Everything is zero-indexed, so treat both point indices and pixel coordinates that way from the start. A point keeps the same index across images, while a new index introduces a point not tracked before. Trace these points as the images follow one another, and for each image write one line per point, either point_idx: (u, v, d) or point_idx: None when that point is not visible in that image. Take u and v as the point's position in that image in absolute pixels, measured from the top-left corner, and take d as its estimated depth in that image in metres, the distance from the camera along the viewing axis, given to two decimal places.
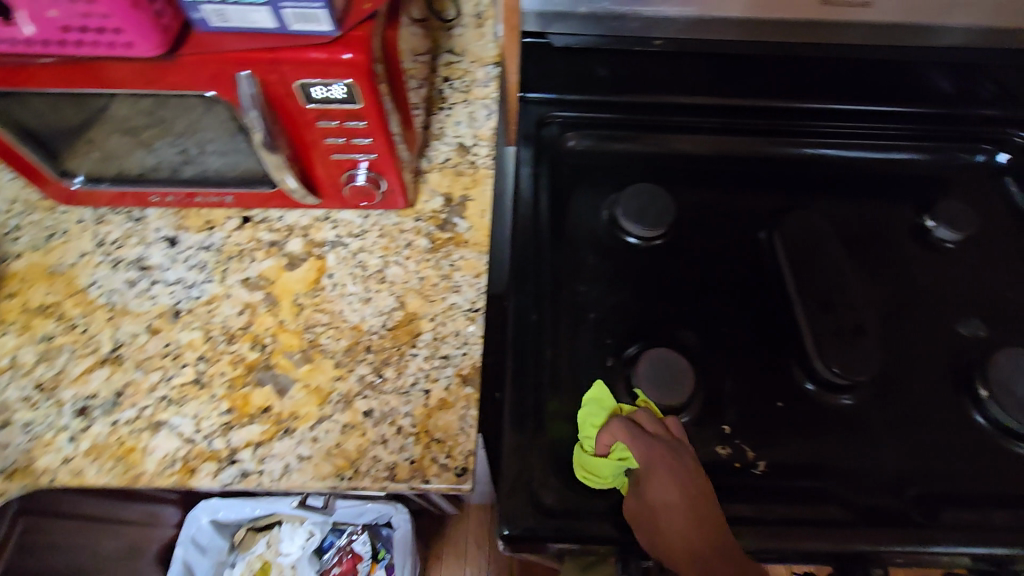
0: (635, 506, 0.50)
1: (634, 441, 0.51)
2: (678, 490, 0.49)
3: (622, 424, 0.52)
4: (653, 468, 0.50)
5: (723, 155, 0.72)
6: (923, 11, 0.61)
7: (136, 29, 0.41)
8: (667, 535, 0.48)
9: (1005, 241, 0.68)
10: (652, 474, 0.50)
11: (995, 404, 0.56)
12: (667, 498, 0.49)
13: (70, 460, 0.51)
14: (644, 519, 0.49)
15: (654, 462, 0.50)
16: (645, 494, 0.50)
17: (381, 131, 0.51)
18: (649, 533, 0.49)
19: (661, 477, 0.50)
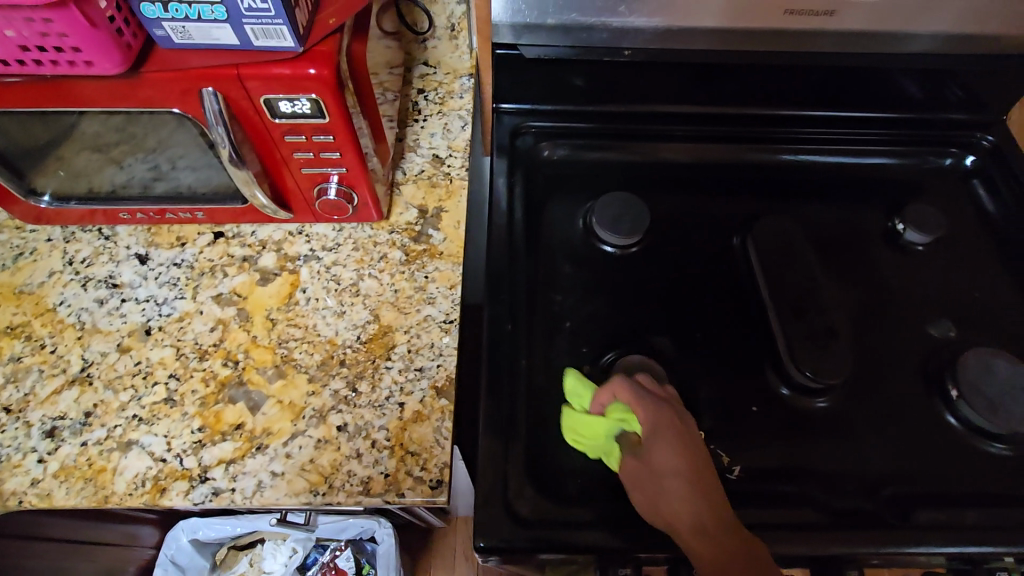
0: (635, 469, 0.50)
1: (638, 403, 0.52)
2: (682, 456, 0.48)
3: (629, 387, 0.53)
4: (658, 432, 0.50)
5: (696, 163, 0.73)
6: (895, 18, 0.61)
7: (95, 48, 0.41)
8: (664, 498, 0.47)
9: (973, 242, 0.69)
10: (655, 438, 0.50)
11: (966, 404, 0.56)
12: (669, 462, 0.48)
13: (38, 482, 0.50)
14: (642, 482, 0.49)
15: (659, 426, 0.50)
16: (647, 457, 0.50)
17: (350, 144, 0.51)
18: (646, 495, 0.48)
19: (664, 441, 0.49)
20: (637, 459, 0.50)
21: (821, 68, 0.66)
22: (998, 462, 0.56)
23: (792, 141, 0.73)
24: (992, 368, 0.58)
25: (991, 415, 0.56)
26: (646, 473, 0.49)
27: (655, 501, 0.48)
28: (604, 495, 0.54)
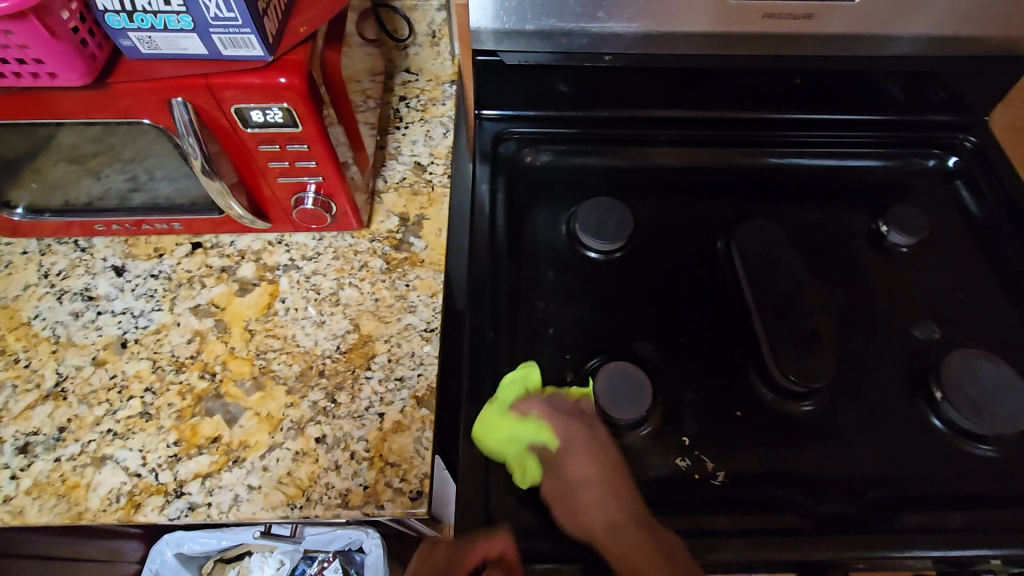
0: (553, 483, 0.52)
1: (552, 417, 0.53)
2: (594, 466, 0.51)
3: (541, 402, 0.54)
4: (571, 446, 0.52)
5: (679, 167, 0.73)
6: (876, 23, 0.61)
7: (58, 59, 0.40)
8: (584, 509, 0.50)
9: (957, 243, 0.69)
10: (570, 452, 0.52)
11: (950, 406, 0.56)
12: (584, 474, 0.51)
13: (10, 499, 0.49)
14: (561, 495, 0.51)
15: (570, 440, 0.52)
16: (563, 471, 0.52)
17: (324, 153, 0.50)
18: (568, 507, 0.51)
19: (578, 453, 0.52)
20: (553, 472, 0.52)
21: (802, 71, 0.66)
22: (984, 464, 0.56)
23: (777, 144, 0.73)
24: (975, 369, 0.58)
25: (975, 416, 0.55)
26: (564, 486, 0.51)
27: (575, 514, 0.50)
28: None
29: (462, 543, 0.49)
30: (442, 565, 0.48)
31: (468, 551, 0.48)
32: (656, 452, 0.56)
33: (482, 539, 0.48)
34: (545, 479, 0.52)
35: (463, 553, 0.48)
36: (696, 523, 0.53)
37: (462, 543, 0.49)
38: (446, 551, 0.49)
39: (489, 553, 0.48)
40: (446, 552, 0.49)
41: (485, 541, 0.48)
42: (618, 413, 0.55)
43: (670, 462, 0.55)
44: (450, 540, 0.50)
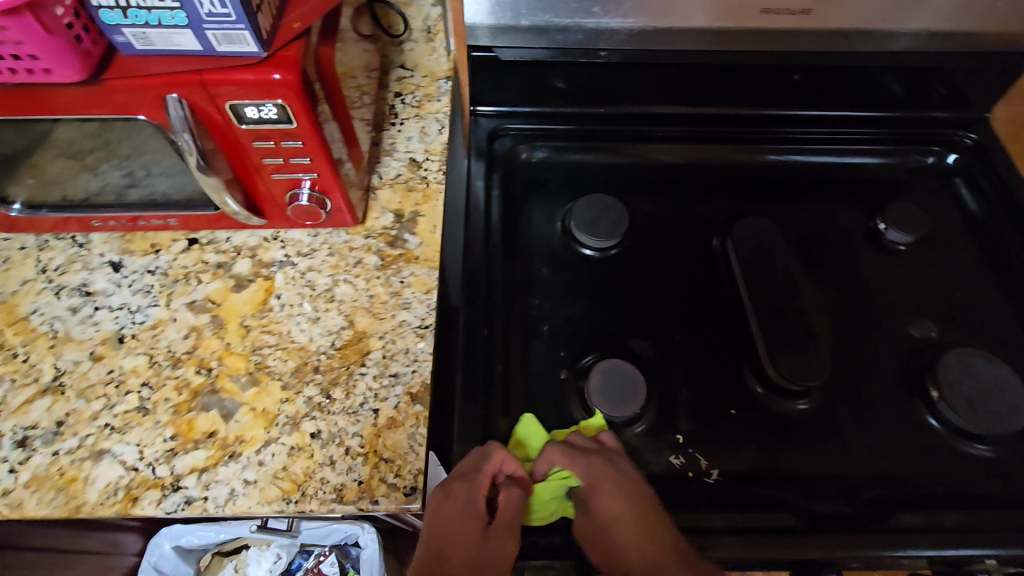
0: (588, 528, 0.50)
1: (573, 461, 0.50)
2: (625, 507, 0.48)
3: (561, 446, 0.51)
4: (598, 488, 0.49)
5: (676, 164, 0.73)
6: (875, 16, 0.60)
7: (53, 54, 0.41)
8: (621, 554, 0.47)
9: (956, 242, 0.68)
10: (598, 494, 0.49)
11: (946, 405, 0.56)
12: (615, 516, 0.48)
13: (9, 492, 0.49)
14: (597, 539, 0.49)
15: (597, 481, 0.49)
16: (595, 514, 0.49)
17: (319, 149, 0.50)
18: (606, 552, 0.48)
19: (608, 495, 0.49)
20: (586, 516, 0.50)
21: (801, 67, 0.65)
22: (978, 463, 0.56)
23: (776, 141, 0.73)
24: (973, 369, 0.57)
25: (971, 415, 0.55)
26: (597, 530, 0.49)
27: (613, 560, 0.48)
28: None
29: (470, 471, 0.49)
30: (466, 498, 0.47)
31: (481, 474, 0.49)
32: (650, 450, 0.56)
33: (486, 460, 0.49)
34: (580, 521, 0.50)
35: (478, 479, 0.48)
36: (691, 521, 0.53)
37: (470, 472, 0.49)
38: (462, 491, 0.47)
39: (497, 471, 0.50)
40: (462, 487, 0.48)
41: (490, 460, 0.49)
42: (614, 409, 0.55)
43: (664, 460, 0.56)
44: (453, 475, 0.49)
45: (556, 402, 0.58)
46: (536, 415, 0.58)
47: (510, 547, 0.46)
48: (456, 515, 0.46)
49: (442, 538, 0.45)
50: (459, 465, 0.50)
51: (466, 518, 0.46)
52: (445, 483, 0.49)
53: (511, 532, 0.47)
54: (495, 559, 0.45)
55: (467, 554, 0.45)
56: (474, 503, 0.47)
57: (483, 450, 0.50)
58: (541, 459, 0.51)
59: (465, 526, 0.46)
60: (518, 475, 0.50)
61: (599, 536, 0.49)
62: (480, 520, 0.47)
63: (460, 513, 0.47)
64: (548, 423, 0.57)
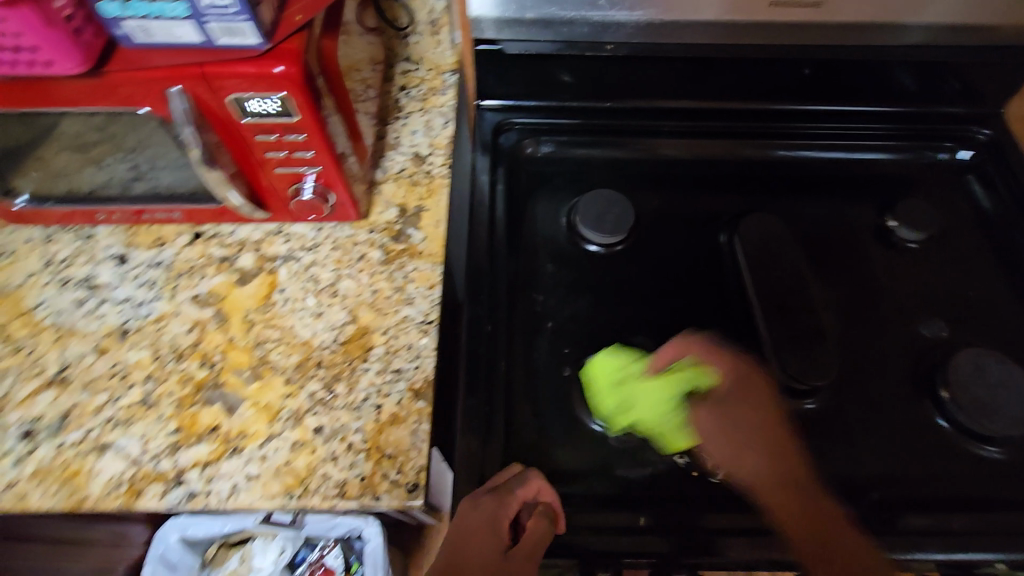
0: (710, 424, 0.52)
1: (707, 362, 0.53)
2: (761, 412, 0.51)
3: (708, 345, 0.54)
4: (739, 393, 0.52)
5: (684, 159, 0.72)
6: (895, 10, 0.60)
7: (53, 46, 0.40)
8: (743, 450, 0.50)
9: (968, 240, 0.67)
10: (735, 395, 0.52)
11: (955, 405, 0.55)
12: (745, 417, 0.51)
13: (14, 484, 0.50)
14: (721, 436, 0.51)
15: (733, 382, 0.52)
16: (725, 411, 0.52)
17: (321, 143, 0.50)
18: (722, 447, 0.51)
19: (740, 398, 0.52)
20: (712, 413, 0.52)
21: (811, 61, 0.64)
22: (988, 466, 0.55)
23: (786, 137, 0.71)
24: (983, 368, 0.56)
25: (981, 416, 0.55)
26: (723, 426, 0.51)
27: (735, 455, 0.50)
28: (582, 499, 0.54)
29: (504, 489, 0.49)
30: (493, 514, 0.47)
31: (513, 495, 0.48)
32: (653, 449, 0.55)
33: (521, 484, 0.49)
34: (698, 417, 0.52)
35: (510, 499, 0.48)
36: (695, 522, 0.53)
37: (503, 490, 0.49)
38: (490, 505, 0.47)
39: (530, 496, 0.49)
40: (492, 502, 0.48)
41: (525, 487, 0.49)
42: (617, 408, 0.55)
43: (667, 459, 0.55)
44: (485, 491, 0.49)
45: (559, 400, 0.58)
46: (540, 412, 0.57)
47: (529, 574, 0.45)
48: (480, 526, 0.46)
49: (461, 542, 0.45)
50: (494, 483, 0.50)
51: (487, 533, 0.46)
52: (477, 495, 0.49)
53: (532, 563, 0.45)
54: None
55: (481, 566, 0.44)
56: (500, 521, 0.47)
57: (520, 475, 0.50)
58: (663, 355, 0.54)
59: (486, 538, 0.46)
60: (550, 506, 0.50)
61: (728, 431, 0.51)
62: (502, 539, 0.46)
63: (484, 525, 0.46)
64: (551, 421, 0.57)
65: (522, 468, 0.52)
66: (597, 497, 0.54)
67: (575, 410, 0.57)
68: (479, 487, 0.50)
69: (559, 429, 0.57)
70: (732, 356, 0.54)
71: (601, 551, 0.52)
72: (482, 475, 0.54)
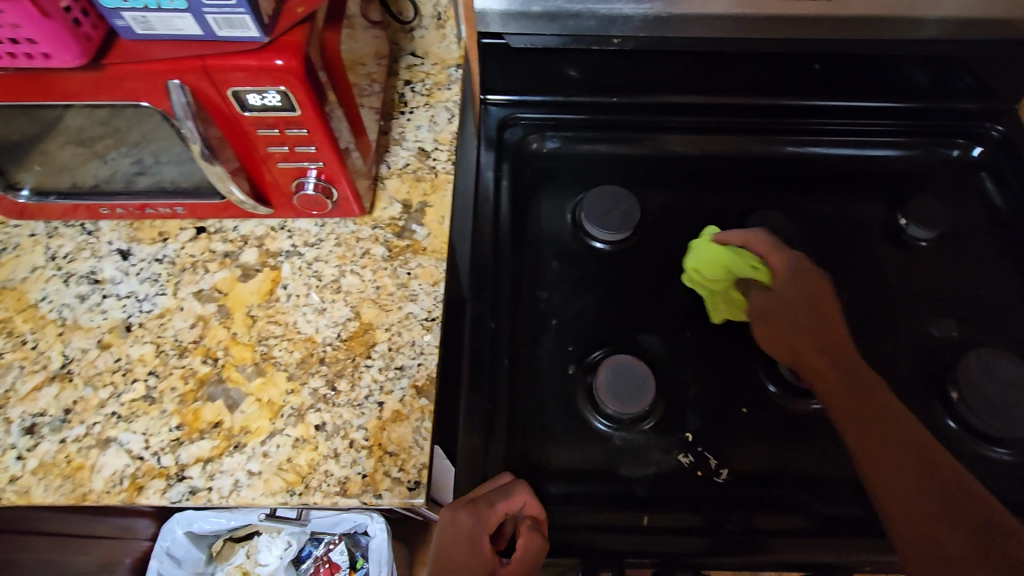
0: (766, 310, 0.56)
1: (770, 254, 0.57)
2: (818, 302, 0.55)
3: (767, 242, 0.57)
4: (818, 291, 0.55)
5: (691, 155, 0.71)
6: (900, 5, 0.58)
7: (51, 39, 0.40)
8: (797, 337, 0.54)
9: (980, 239, 0.66)
10: (790, 284, 0.55)
11: (966, 407, 0.54)
12: (799, 303, 0.54)
13: (17, 479, 0.50)
14: (774, 323, 0.55)
15: (803, 276, 0.55)
16: (781, 298, 0.55)
17: (324, 137, 0.50)
18: (774, 335, 0.55)
19: (811, 290, 0.55)
20: (768, 300, 0.56)
21: (821, 56, 0.63)
22: (999, 469, 0.54)
23: (794, 132, 0.70)
24: (994, 369, 0.55)
25: (992, 418, 0.53)
26: (778, 314, 0.55)
27: (790, 340, 0.54)
28: (585, 499, 0.53)
29: (482, 504, 0.48)
30: (472, 530, 0.47)
31: (493, 509, 0.48)
32: (657, 448, 0.55)
33: (502, 498, 0.48)
34: (755, 301, 0.57)
35: (489, 514, 0.47)
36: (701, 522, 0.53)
37: (482, 505, 0.48)
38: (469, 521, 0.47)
39: (513, 510, 0.49)
40: (470, 518, 0.47)
41: (505, 500, 0.48)
42: (620, 407, 0.54)
43: (672, 459, 0.55)
44: (464, 503, 0.49)
45: (564, 398, 0.57)
46: (544, 410, 0.57)
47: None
48: (461, 544, 0.46)
49: (442, 561, 0.46)
50: (475, 493, 0.50)
51: (468, 552, 0.46)
52: (456, 508, 0.48)
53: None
54: None
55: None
56: (480, 539, 0.47)
57: (503, 487, 0.49)
58: (771, 249, 0.57)
59: (467, 557, 0.46)
60: (535, 519, 0.49)
61: (780, 320, 0.55)
62: (484, 557, 0.46)
63: (465, 541, 0.47)
64: (555, 419, 0.57)
65: (507, 479, 0.51)
66: (600, 497, 0.54)
67: (579, 408, 0.57)
68: (461, 498, 0.50)
69: (563, 428, 0.56)
70: (801, 256, 0.57)
71: (605, 550, 0.52)
72: (484, 473, 0.54)
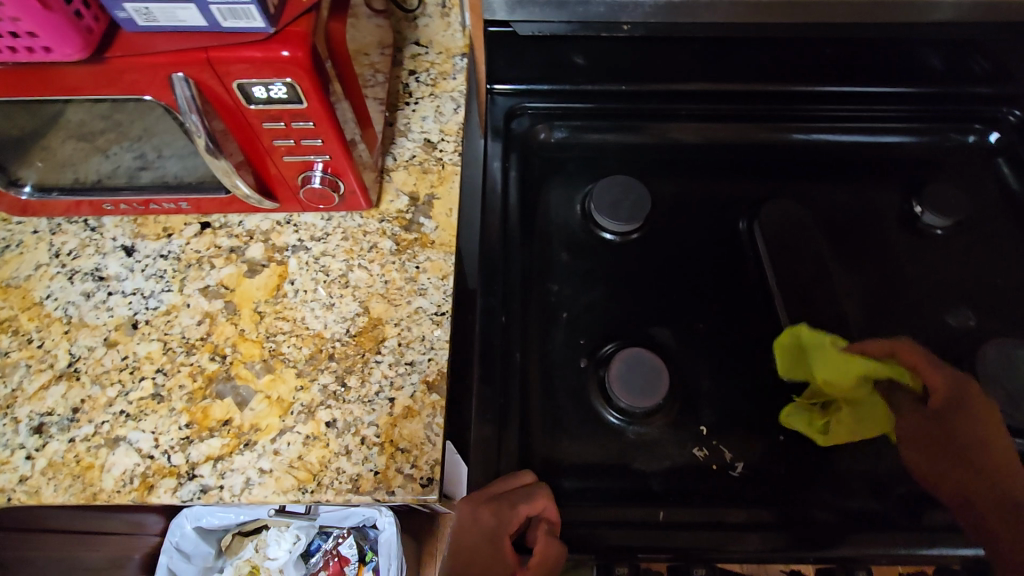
0: (920, 435, 0.50)
1: (926, 370, 0.50)
2: (981, 426, 0.49)
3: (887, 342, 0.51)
4: (975, 412, 0.49)
5: (701, 144, 0.70)
6: None
7: (52, 32, 0.38)
8: (946, 462, 0.49)
9: (996, 226, 0.65)
10: (949, 411, 0.49)
11: (983, 397, 0.53)
12: (963, 431, 0.49)
13: (27, 479, 0.49)
14: (928, 446, 0.50)
15: (972, 403, 0.49)
16: (932, 421, 0.50)
17: (331, 130, 0.48)
18: (932, 461, 0.49)
19: (976, 416, 0.49)
20: (926, 422, 0.50)
21: (834, 41, 0.61)
22: None
23: (803, 119, 0.69)
24: (1011, 358, 0.55)
25: (1011, 409, 0.53)
26: (935, 437, 0.49)
27: (938, 463, 0.49)
28: (600, 494, 0.53)
29: (504, 505, 0.48)
30: (492, 528, 0.47)
31: (515, 511, 0.48)
32: (673, 441, 0.55)
33: (524, 501, 0.48)
34: (902, 426, 0.51)
35: (510, 515, 0.48)
36: (721, 515, 0.52)
37: (505, 505, 0.48)
38: (491, 518, 0.47)
39: (532, 512, 0.48)
40: (491, 517, 0.48)
41: (527, 503, 0.48)
42: (633, 400, 0.54)
43: (687, 452, 0.54)
44: (485, 500, 0.49)
45: (576, 392, 0.57)
46: (556, 404, 0.56)
47: None
48: (480, 541, 0.47)
49: (462, 555, 0.47)
50: (496, 489, 0.49)
51: (488, 549, 0.47)
52: (477, 503, 0.48)
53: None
54: None
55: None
56: (501, 538, 0.47)
57: (524, 489, 0.49)
58: (930, 366, 0.50)
59: (486, 553, 0.47)
60: (552, 522, 0.49)
61: (939, 444, 0.49)
62: (503, 555, 0.47)
63: (484, 540, 0.47)
64: (567, 413, 0.56)
65: (529, 477, 0.50)
66: (614, 491, 0.53)
67: (591, 402, 0.56)
68: (481, 492, 0.49)
69: (576, 422, 0.56)
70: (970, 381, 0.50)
71: (615, 545, 0.51)
72: (496, 468, 0.53)
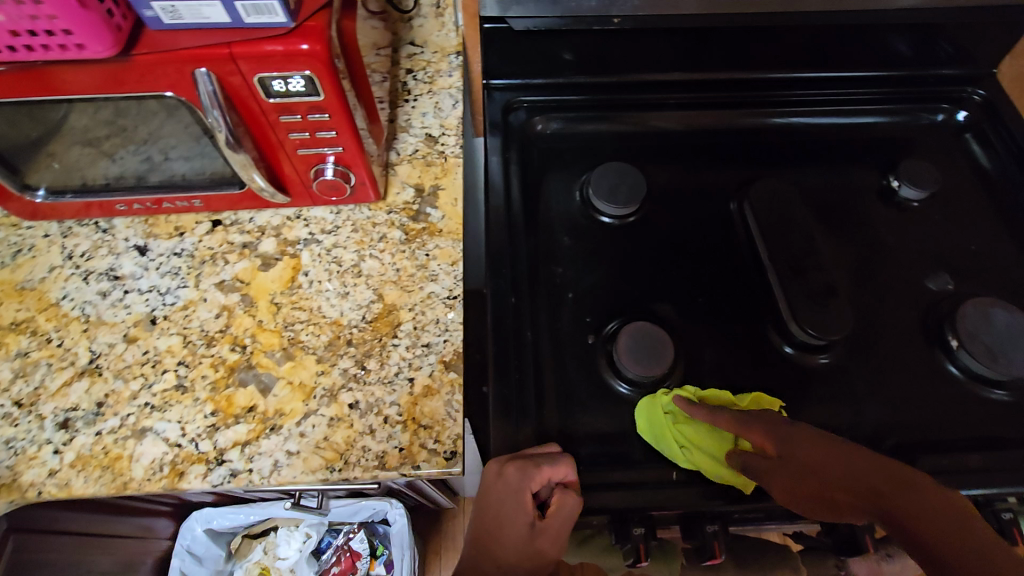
0: (780, 473, 0.47)
1: (740, 421, 0.51)
2: (801, 455, 0.47)
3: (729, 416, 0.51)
4: (818, 438, 0.48)
5: (688, 132, 0.74)
6: None
7: (86, 29, 0.40)
8: (828, 491, 0.45)
9: (968, 196, 0.69)
10: (788, 448, 0.47)
11: (966, 353, 0.57)
12: (810, 461, 0.46)
13: (56, 472, 0.50)
14: (798, 484, 0.46)
15: (797, 437, 0.48)
16: (791, 465, 0.47)
17: (345, 122, 0.51)
18: (803, 484, 0.46)
19: (802, 440, 0.47)
20: (781, 469, 0.47)
21: (810, 30, 0.64)
22: (998, 408, 0.57)
23: (782, 104, 0.73)
24: (989, 316, 0.58)
25: (990, 362, 0.56)
26: (802, 479, 0.46)
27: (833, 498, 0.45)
28: (612, 458, 0.56)
29: (529, 463, 0.50)
30: (516, 484, 0.50)
31: (538, 470, 0.50)
32: None
33: (548, 462, 0.51)
34: (773, 485, 0.47)
35: (533, 474, 0.50)
36: None
37: (529, 466, 0.50)
38: (516, 477, 0.50)
39: (554, 476, 0.50)
40: (516, 474, 0.50)
41: (550, 465, 0.50)
42: (640, 370, 0.56)
43: None
44: (513, 459, 0.52)
45: (585, 367, 0.59)
46: (568, 379, 0.59)
47: (552, 547, 0.49)
48: (507, 496, 0.50)
49: (490, 504, 0.51)
50: (525, 452, 0.52)
51: (512, 502, 0.50)
52: (506, 462, 0.52)
53: (555, 535, 0.49)
54: (524, 549, 0.48)
55: (513, 533, 0.49)
56: (523, 494, 0.49)
57: (550, 454, 0.52)
58: (745, 423, 0.50)
59: (511, 507, 0.50)
60: (571, 486, 0.51)
61: (806, 477, 0.46)
62: (524, 510, 0.49)
63: (509, 495, 0.50)
64: (579, 387, 0.58)
65: (554, 447, 0.53)
66: (626, 455, 0.56)
67: (602, 375, 0.59)
68: (511, 452, 0.53)
69: (587, 395, 0.58)
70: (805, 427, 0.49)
71: (632, 507, 0.53)
72: (514, 441, 0.55)
